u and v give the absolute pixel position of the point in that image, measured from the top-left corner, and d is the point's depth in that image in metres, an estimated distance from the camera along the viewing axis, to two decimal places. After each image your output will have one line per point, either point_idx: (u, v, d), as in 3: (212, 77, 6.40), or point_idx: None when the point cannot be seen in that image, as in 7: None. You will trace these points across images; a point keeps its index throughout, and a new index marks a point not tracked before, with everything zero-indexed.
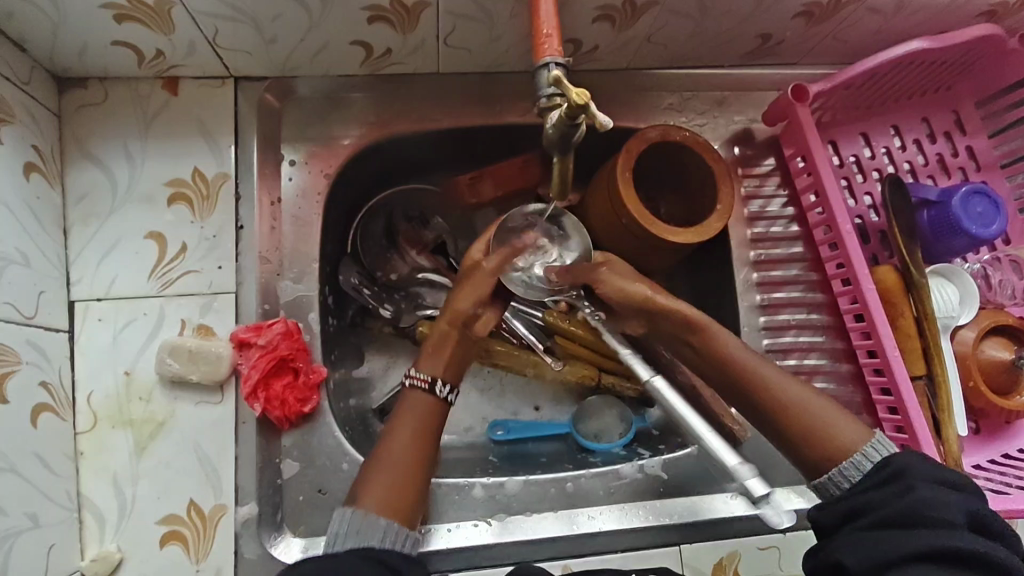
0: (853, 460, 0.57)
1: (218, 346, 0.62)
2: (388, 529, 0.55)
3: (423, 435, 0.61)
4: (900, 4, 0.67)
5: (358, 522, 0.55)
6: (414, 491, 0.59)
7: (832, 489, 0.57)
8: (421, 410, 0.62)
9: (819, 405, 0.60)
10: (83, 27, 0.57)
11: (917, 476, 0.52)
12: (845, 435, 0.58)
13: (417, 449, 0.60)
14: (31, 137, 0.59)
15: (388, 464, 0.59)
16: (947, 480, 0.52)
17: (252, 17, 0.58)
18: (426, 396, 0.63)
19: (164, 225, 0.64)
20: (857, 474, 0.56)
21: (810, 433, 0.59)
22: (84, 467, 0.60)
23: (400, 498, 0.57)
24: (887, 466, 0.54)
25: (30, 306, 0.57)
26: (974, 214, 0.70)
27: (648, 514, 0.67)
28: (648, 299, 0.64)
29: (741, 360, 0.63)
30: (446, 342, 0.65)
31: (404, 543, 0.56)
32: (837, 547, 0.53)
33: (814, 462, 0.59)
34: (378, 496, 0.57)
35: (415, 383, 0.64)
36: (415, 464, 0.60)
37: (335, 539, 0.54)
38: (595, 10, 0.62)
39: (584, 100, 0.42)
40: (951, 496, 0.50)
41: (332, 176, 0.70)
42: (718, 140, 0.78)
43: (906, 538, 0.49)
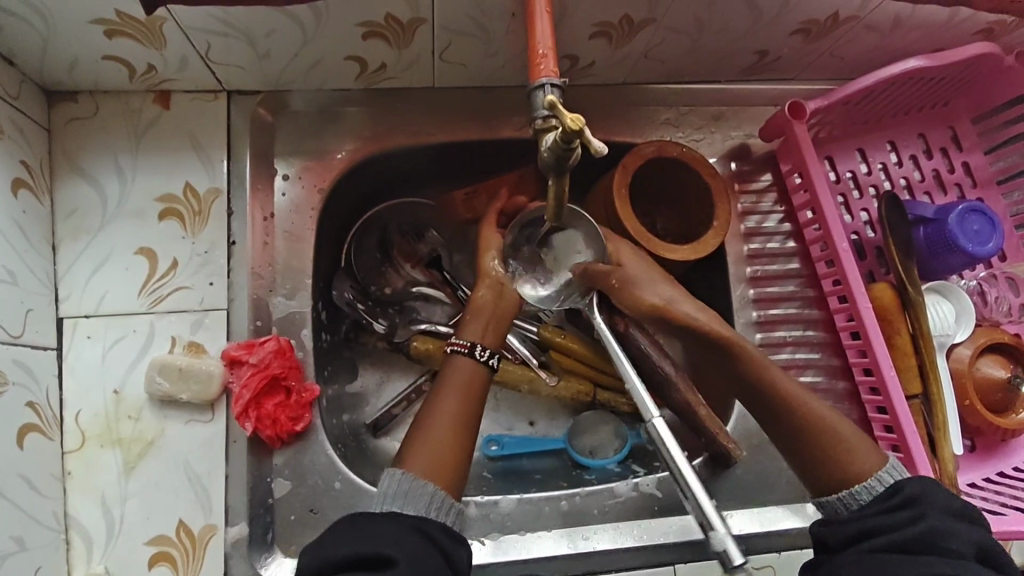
0: (866, 484, 0.56)
1: (208, 364, 0.61)
2: (434, 495, 0.53)
3: (467, 404, 0.59)
4: (897, 21, 0.66)
5: (405, 484, 0.53)
6: (460, 458, 0.57)
7: (841, 509, 0.57)
8: (463, 376, 0.61)
9: (842, 425, 0.59)
10: (73, 42, 0.56)
11: (931, 505, 0.53)
12: (858, 460, 0.58)
13: (462, 419, 0.58)
14: (19, 152, 0.58)
15: (433, 431, 0.57)
16: (958, 509, 0.53)
17: (245, 32, 0.57)
18: (464, 359, 0.62)
19: (155, 241, 0.63)
20: (865, 497, 0.56)
21: (829, 451, 0.58)
22: (71, 487, 0.59)
23: (446, 463, 0.55)
24: (899, 492, 0.54)
25: (17, 324, 0.56)
26: (970, 232, 0.70)
27: (642, 534, 0.66)
28: (662, 308, 0.61)
29: (763, 363, 0.61)
30: (488, 313, 0.64)
31: (447, 512, 0.54)
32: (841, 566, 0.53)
33: (825, 482, 0.58)
34: (423, 461, 0.55)
35: (456, 348, 0.62)
36: (461, 432, 0.58)
37: (385, 499, 0.53)
38: (591, 27, 0.62)
39: (578, 126, 0.41)
40: (964, 527, 0.51)
41: (325, 191, 0.70)
42: (715, 155, 0.77)
43: (917, 562, 0.49)
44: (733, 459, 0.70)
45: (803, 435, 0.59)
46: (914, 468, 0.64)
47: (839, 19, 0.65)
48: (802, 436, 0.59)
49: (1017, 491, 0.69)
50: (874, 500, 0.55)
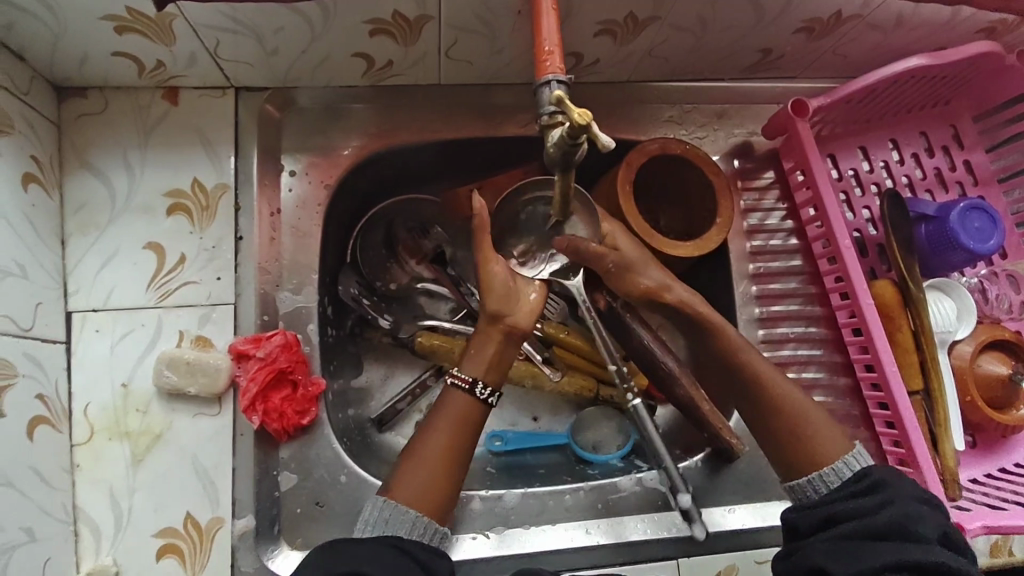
0: (833, 467, 0.59)
1: (216, 358, 0.62)
2: (417, 521, 0.55)
3: (461, 431, 0.60)
4: (899, 20, 0.67)
5: (387, 511, 0.55)
6: (448, 484, 0.58)
7: (809, 491, 0.60)
8: (461, 408, 0.60)
9: (811, 412, 0.62)
10: (85, 38, 0.57)
11: (899, 490, 0.54)
12: (825, 443, 0.60)
13: (454, 445, 0.59)
14: (30, 147, 0.59)
15: (424, 456, 0.58)
16: (925, 495, 0.54)
17: (254, 29, 0.58)
18: (465, 396, 0.61)
19: (162, 236, 0.64)
20: (835, 480, 0.58)
21: (800, 436, 0.61)
22: (80, 479, 0.60)
23: (432, 489, 0.57)
24: (867, 476, 0.56)
25: (27, 318, 0.56)
26: (971, 229, 0.70)
27: (647, 527, 0.67)
28: (653, 291, 0.65)
29: (752, 361, 0.64)
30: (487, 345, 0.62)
31: (431, 537, 0.56)
32: (811, 552, 0.54)
33: (795, 465, 0.61)
34: (410, 486, 0.57)
35: (456, 381, 0.61)
36: (450, 458, 0.58)
37: (365, 526, 0.55)
38: (597, 24, 0.62)
39: (587, 120, 0.41)
40: (931, 512, 0.53)
41: (331, 187, 0.70)
42: (718, 153, 0.78)
43: (886, 548, 0.50)
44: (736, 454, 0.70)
45: (779, 422, 0.62)
46: (916, 463, 0.65)
47: (842, 17, 0.65)
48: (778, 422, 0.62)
49: (1018, 486, 0.70)
50: (841, 484, 0.58)
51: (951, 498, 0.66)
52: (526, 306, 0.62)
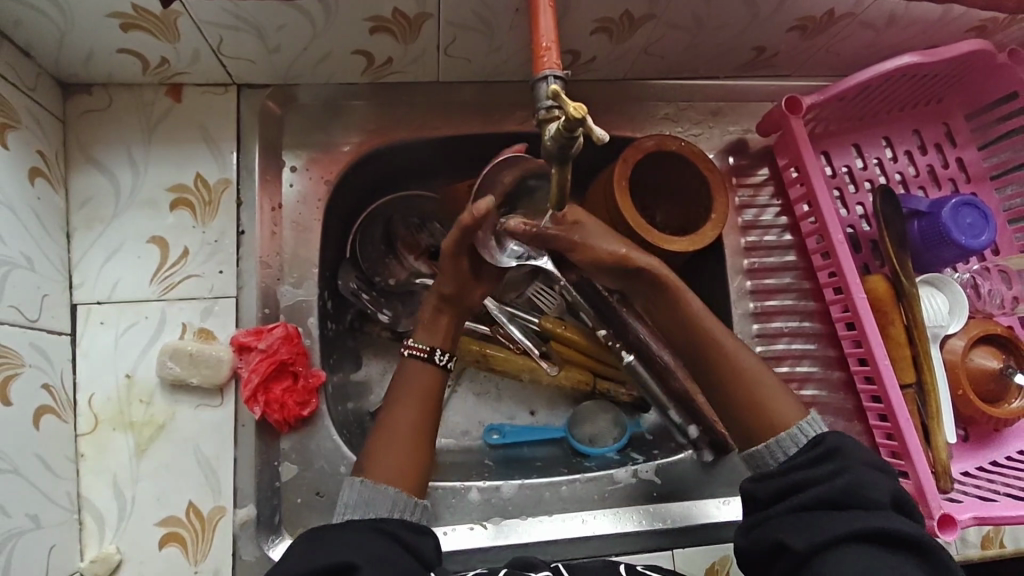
0: (789, 434, 0.59)
1: (218, 350, 0.63)
2: (397, 498, 0.57)
3: (425, 407, 0.63)
4: (891, 18, 0.68)
5: (367, 492, 0.56)
6: (420, 460, 0.60)
7: (766, 459, 0.60)
8: (422, 381, 0.64)
9: (763, 375, 0.62)
10: (90, 35, 0.58)
11: (853, 457, 0.55)
12: (780, 409, 0.61)
13: (420, 422, 0.62)
14: (36, 141, 0.60)
15: (394, 434, 0.61)
16: (876, 461, 0.55)
17: (257, 26, 0.59)
18: (425, 365, 0.65)
19: (166, 230, 0.65)
20: (789, 447, 0.59)
21: (758, 403, 0.61)
22: (85, 469, 0.61)
23: (407, 466, 0.59)
24: (820, 444, 0.57)
25: (33, 309, 0.57)
26: (964, 225, 0.71)
27: (641, 518, 0.69)
28: (621, 255, 0.61)
29: (732, 348, 0.63)
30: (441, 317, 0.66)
31: (412, 511, 0.57)
32: (775, 523, 0.54)
33: (753, 433, 0.61)
34: (386, 465, 0.58)
35: (413, 352, 0.65)
36: (419, 434, 0.61)
37: (346, 509, 0.56)
38: (593, 22, 0.64)
39: (581, 113, 0.42)
40: (881, 477, 0.54)
41: (332, 182, 0.71)
42: (713, 150, 0.79)
43: (844, 517, 0.52)
44: (725, 445, 0.72)
45: (741, 391, 0.62)
46: (908, 455, 0.66)
47: (835, 16, 0.66)
48: (739, 391, 0.62)
49: (1010, 479, 0.71)
50: (799, 449, 0.58)
51: (942, 490, 0.67)
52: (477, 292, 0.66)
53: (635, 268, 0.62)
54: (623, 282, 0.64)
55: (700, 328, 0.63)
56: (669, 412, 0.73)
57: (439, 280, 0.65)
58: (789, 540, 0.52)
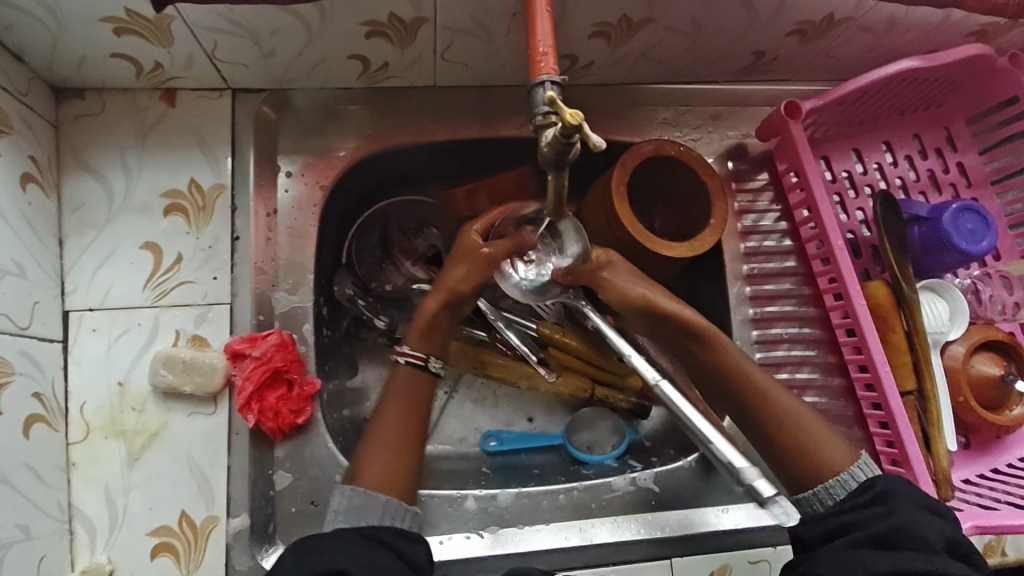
0: (840, 479, 0.58)
1: (212, 357, 0.62)
2: (387, 504, 0.56)
3: (413, 411, 0.62)
4: (891, 22, 0.67)
5: (357, 498, 0.56)
6: (409, 467, 0.60)
7: (815, 505, 0.59)
8: (414, 386, 0.64)
9: (809, 422, 0.61)
10: (83, 39, 0.57)
11: (902, 498, 0.54)
12: (831, 454, 0.59)
13: (410, 429, 0.62)
14: (28, 147, 0.59)
15: (383, 441, 0.60)
16: (929, 503, 0.54)
17: (251, 31, 0.59)
18: (420, 372, 0.64)
19: (160, 235, 0.64)
20: (840, 491, 0.58)
21: (808, 452, 0.60)
22: (76, 478, 0.60)
23: (395, 473, 0.59)
24: (872, 486, 0.56)
25: (24, 316, 0.57)
26: (965, 230, 0.71)
27: (640, 527, 0.67)
28: (648, 300, 0.64)
29: (777, 399, 0.62)
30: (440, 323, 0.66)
31: (403, 518, 0.57)
32: (817, 560, 0.53)
33: (803, 481, 0.60)
34: (374, 473, 0.58)
35: (408, 359, 0.64)
36: (410, 441, 0.61)
37: (336, 515, 0.55)
38: (591, 27, 0.63)
39: (578, 120, 0.42)
40: (934, 520, 0.53)
41: (327, 187, 0.71)
42: (713, 155, 0.78)
43: (890, 557, 0.51)
44: (762, 495, 0.59)
45: (785, 437, 0.61)
46: (909, 464, 0.65)
47: (834, 20, 0.66)
48: (784, 444, 0.61)
49: (1010, 487, 0.70)
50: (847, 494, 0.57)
51: (945, 498, 0.66)
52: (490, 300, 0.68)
53: (663, 316, 0.64)
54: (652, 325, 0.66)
55: (740, 374, 0.63)
56: (709, 445, 0.61)
57: (448, 275, 0.66)
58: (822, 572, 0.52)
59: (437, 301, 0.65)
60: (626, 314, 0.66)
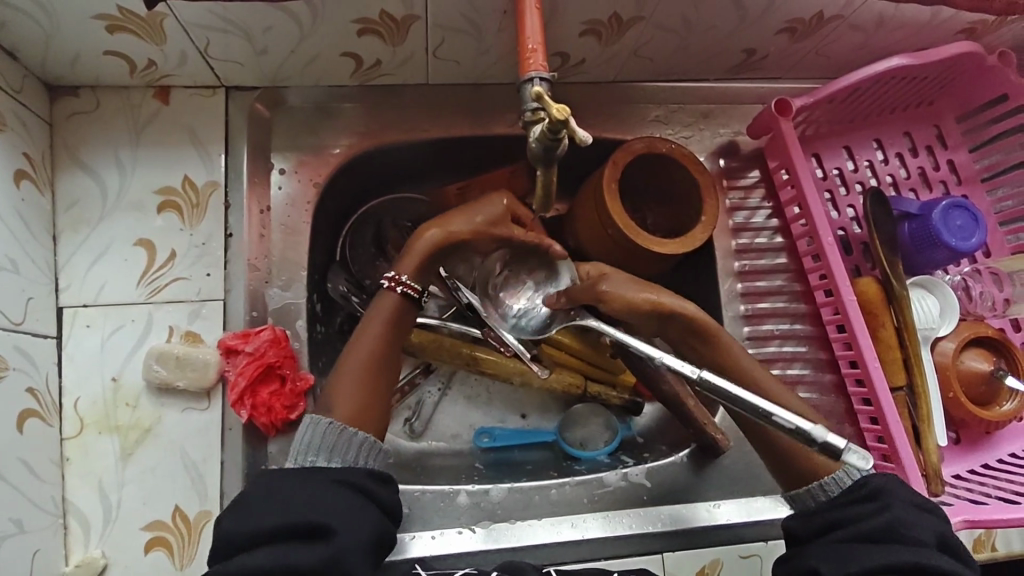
0: (835, 476, 0.59)
1: (205, 352, 0.62)
2: (362, 442, 0.57)
3: (387, 344, 0.62)
4: (880, 21, 0.68)
5: (334, 436, 0.56)
6: (380, 398, 0.61)
7: (808, 499, 0.60)
8: (398, 317, 0.63)
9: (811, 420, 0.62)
10: (77, 38, 0.58)
11: (896, 495, 0.55)
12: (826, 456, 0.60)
13: (383, 363, 0.62)
14: (23, 145, 0.60)
15: (360, 373, 0.60)
16: (920, 502, 0.55)
17: (244, 29, 0.59)
18: (409, 304, 0.64)
19: (154, 232, 0.65)
20: (835, 488, 0.58)
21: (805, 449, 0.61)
22: (70, 472, 0.60)
23: (367, 407, 0.60)
24: (866, 485, 0.57)
25: (18, 311, 0.57)
26: (954, 227, 0.71)
27: (633, 522, 0.68)
28: (658, 305, 0.62)
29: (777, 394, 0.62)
30: (432, 259, 0.64)
31: (375, 455, 0.58)
32: (812, 552, 0.56)
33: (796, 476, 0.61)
34: (350, 406, 0.59)
35: (406, 290, 0.63)
36: (382, 372, 0.62)
37: (309, 451, 0.55)
38: (582, 25, 0.64)
39: (564, 115, 0.42)
40: (924, 518, 0.54)
41: (321, 185, 0.71)
42: (705, 152, 0.79)
43: (877, 551, 0.52)
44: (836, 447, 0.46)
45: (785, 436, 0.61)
46: (898, 458, 0.65)
47: (824, 18, 0.66)
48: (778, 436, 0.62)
49: (1002, 482, 0.70)
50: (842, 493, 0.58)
51: (933, 494, 0.67)
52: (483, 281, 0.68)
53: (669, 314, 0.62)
54: (656, 326, 0.64)
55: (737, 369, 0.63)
56: (770, 418, 0.49)
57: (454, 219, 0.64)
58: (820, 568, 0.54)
59: (437, 237, 0.64)
60: (632, 322, 0.64)
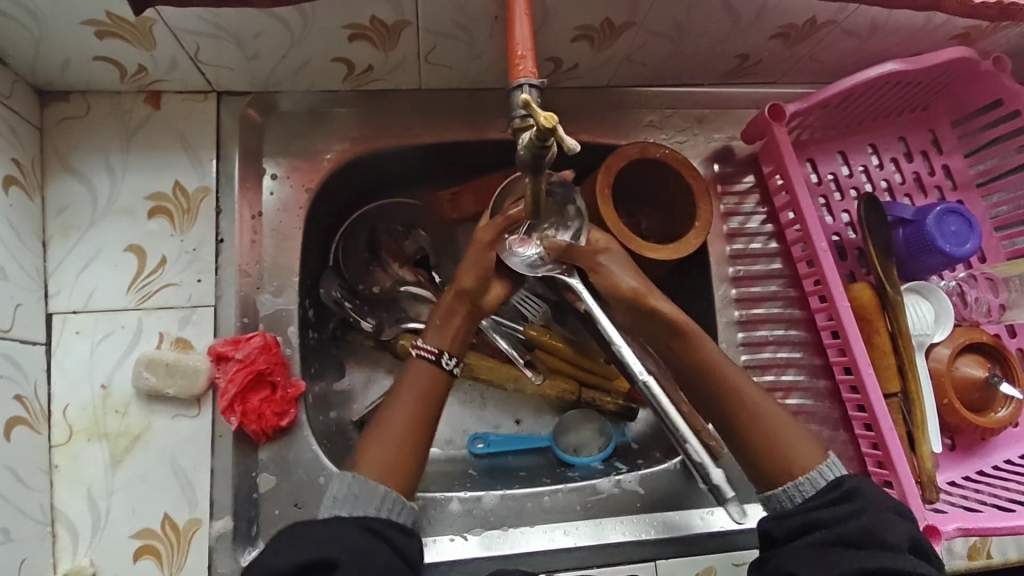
0: (809, 477, 0.58)
1: (195, 359, 0.62)
2: (386, 497, 0.56)
3: (424, 410, 0.62)
4: (873, 26, 0.67)
5: (356, 487, 0.56)
6: (413, 460, 0.59)
7: (785, 502, 0.59)
8: (427, 377, 0.63)
9: (783, 423, 0.61)
10: (66, 43, 0.57)
11: (871, 500, 0.56)
12: (801, 456, 0.60)
13: (415, 422, 0.61)
14: (11, 150, 0.60)
15: (390, 431, 0.60)
16: (893, 506, 0.56)
17: (234, 34, 0.59)
18: (433, 367, 0.63)
19: (144, 238, 0.64)
20: (811, 490, 0.58)
21: (779, 454, 0.60)
22: (58, 480, 0.60)
23: (397, 465, 0.58)
24: (840, 487, 0.57)
25: (6, 319, 0.57)
26: (948, 233, 0.71)
27: (626, 529, 0.68)
28: (638, 293, 0.63)
29: (755, 402, 0.62)
30: (460, 319, 0.65)
31: (401, 511, 0.57)
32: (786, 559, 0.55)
33: (769, 478, 0.60)
34: (375, 462, 0.58)
35: (423, 353, 0.64)
36: (417, 432, 0.60)
37: (334, 503, 0.55)
38: (574, 30, 0.63)
39: (553, 123, 0.42)
40: (899, 522, 0.54)
41: (313, 191, 0.71)
42: (699, 157, 0.79)
43: (857, 556, 0.52)
44: (725, 496, 0.63)
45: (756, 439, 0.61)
46: (892, 464, 0.65)
47: (817, 23, 0.66)
48: (754, 439, 0.61)
49: (997, 489, 0.70)
50: (817, 493, 0.58)
51: (929, 501, 0.66)
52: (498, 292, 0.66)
53: (650, 312, 0.63)
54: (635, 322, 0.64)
55: (714, 371, 0.62)
56: (685, 444, 0.64)
57: (461, 275, 0.65)
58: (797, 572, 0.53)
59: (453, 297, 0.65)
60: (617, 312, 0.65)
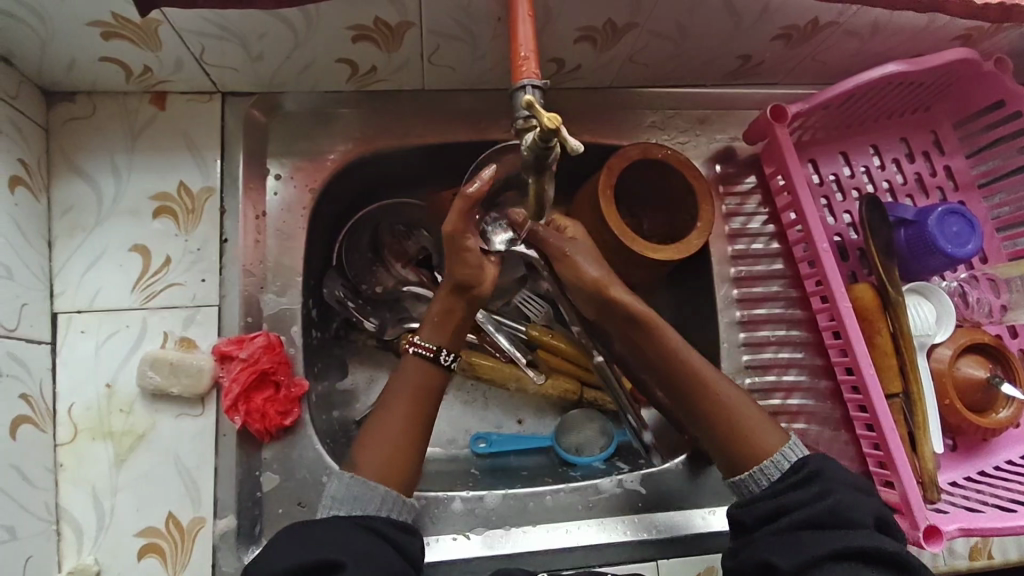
0: (773, 460, 0.60)
1: (199, 359, 0.62)
2: (386, 496, 0.57)
3: (420, 410, 0.61)
4: (875, 28, 0.68)
5: (356, 488, 0.56)
6: (411, 459, 0.60)
7: (750, 486, 0.60)
8: (421, 377, 0.63)
9: (746, 409, 0.62)
10: (72, 44, 0.58)
11: (834, 479, 0.57)
12: (765, 439, 0.61)
13: (411, 419, 0.61)
14: (18, 151, 0.60)
15: (386, 429, 0.60)
16: (856, 484, 0.58)
17: (239, 36, 0.59)
18: (429, 365, 0.63)
19: (148, 238, 0.65)
20: (774, 472, 0.60)
21: (745, 437, 0.61)
22: (63, 478, 0.60)
23: (393, 464, 0.58)
24: (804, 467, 0.58)
25: (12, 318, 0.57)
26: (950, 234, 0.71)
27: (627, 528, 0.69)
28: (600, 283, 0.62)
29: (719, 390, 0.63)
30: (455, 314, 0.64)
31: (401, 509, 0.58)
32: (760, 543, 0.56)
33: (735, 462, 0.62)
34: (372, 461, 0.58)
35: (419, 350, 0.63)
36: (414, 430, 0.61)
37: (333, 503, 0.56)
38: (576, 31, 0.64)
39: (556, 124, 0.42)
40: (863, 499, 0.56)
41: (317, 191, 0.71)
42: (701, 158, 0.79)
43: (827, 536, 0.53)
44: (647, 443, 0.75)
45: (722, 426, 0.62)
46: (894, 465, 0.65)
47: (819, 25, 0.66)
48: (720, 425, 0.62)
49: (998, 489, 0.70)
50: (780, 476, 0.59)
51: (930, 501, 0.67)
52: (489, 272, 0.64)
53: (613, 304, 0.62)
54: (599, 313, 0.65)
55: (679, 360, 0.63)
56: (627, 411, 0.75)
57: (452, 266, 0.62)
58: (771, 559, 0.54)
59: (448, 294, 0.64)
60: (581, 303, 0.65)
